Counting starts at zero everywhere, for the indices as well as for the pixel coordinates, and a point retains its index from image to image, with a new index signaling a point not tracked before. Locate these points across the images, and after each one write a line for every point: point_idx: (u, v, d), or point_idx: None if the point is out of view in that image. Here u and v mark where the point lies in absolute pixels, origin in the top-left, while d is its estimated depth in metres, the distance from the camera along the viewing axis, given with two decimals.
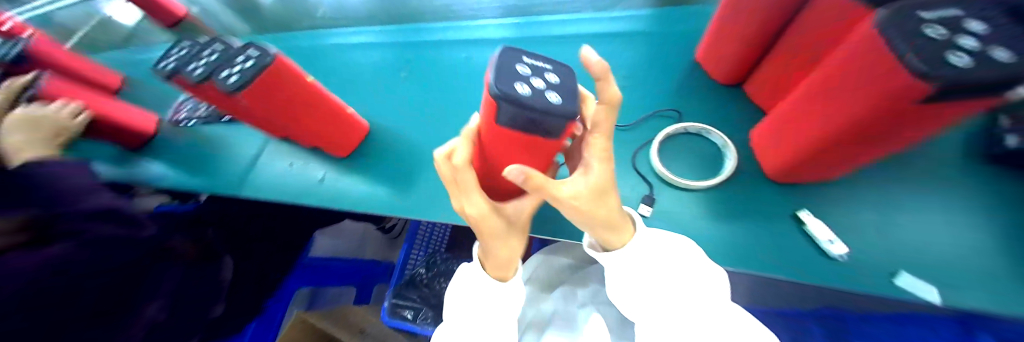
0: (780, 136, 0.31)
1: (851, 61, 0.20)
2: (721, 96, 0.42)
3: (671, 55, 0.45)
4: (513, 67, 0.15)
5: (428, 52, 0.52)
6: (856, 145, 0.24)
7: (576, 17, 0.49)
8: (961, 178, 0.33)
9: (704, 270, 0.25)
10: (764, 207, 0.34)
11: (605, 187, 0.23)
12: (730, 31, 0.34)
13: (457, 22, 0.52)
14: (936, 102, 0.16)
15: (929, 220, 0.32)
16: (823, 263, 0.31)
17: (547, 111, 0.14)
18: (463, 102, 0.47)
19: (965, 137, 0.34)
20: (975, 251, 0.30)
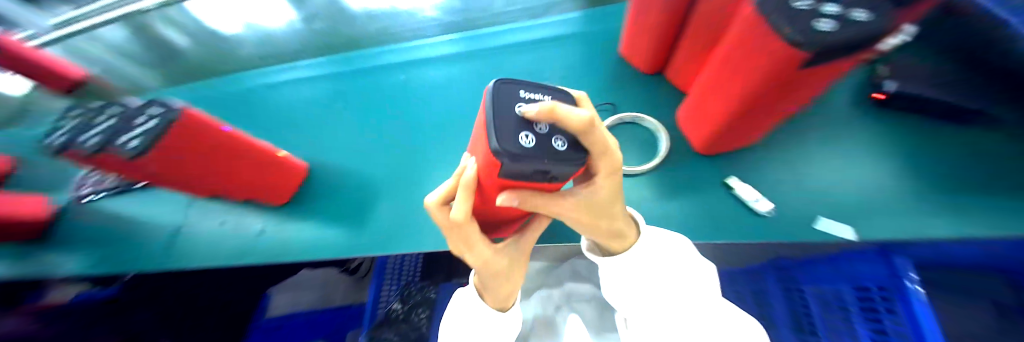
0: (699, 114, 0.35)
1: (744, 40, 0.24)
2: (646, 84, 0.46)
3: (599, 53, 0.49)
4: (510, 116, 0.14)
5: (371, 79, 0.51)
6: (758, 110, 0.28)
7: (512, 27, 0.52)
8: (844, 124, 0.40)
9: (696, 268, 0.26)
10: (698, 180, 0.39)
11: (608, 209, 0.22)
12: (642, 28, 0.39)
13: (398, 44, 0.52)
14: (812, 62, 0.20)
15: (824, 165, 0.38)
16: (752, 218, 0.36)
17: (553, 161, 0.14)
18: (414, 122, 0.46)
19: (841, 92, 0.41)
20: (861, 184, 0.36)
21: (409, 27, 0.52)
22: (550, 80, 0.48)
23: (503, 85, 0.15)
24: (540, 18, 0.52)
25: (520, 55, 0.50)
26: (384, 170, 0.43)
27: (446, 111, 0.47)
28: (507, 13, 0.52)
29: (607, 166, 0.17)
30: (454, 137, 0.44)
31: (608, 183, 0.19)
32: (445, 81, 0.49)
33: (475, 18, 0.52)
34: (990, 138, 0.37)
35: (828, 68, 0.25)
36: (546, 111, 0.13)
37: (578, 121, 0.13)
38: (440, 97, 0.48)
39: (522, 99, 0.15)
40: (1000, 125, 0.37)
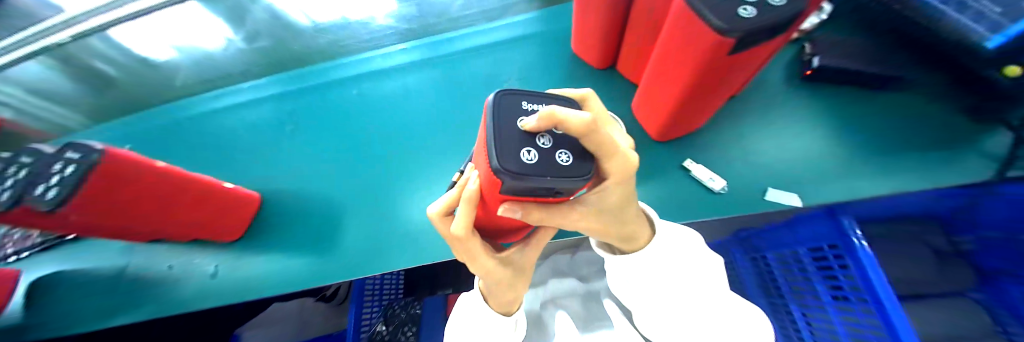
0: (653, 99, 0.39)
1: (685, 23, 0.27)
2: (601, 80, 0.48)
3: (554, 52, 0.50)
4: (509, 129, 0.13)
5: (332, 94, 0.50)
6: (705, 85, 0.31)
7: (470, 31, 0.51)
8: (787, 98, 0.42)
9: (704, 261, 0.26)
10: (657, 165, 0.41)
11: (619, 210, 0.21)
12: (592, 24, 0.41)
13: (357, 58, 0.51)
14: (741, 39, 0.24)
15: (769, 139, 0.40)
16: (708, 196, 0.37)
17: (560, 176, 0.13)
18: (381, 134, 0.45)
19: (779, 68, 0.44)
20: (806, 153, 0.39)
21: (363, 40, 0.49)
22: (509, 82, 0.48)
23: (506, 97, 0.14)
24: (499, 19, 0.51)
25: (481, 59, 0.50)
26: (352, 186, 0.42)
27: (412, 120, 0.46)
28: (465, 17, 0.49)
29: (618, 170, 0.15)
30: (421, 146, 0.44)
31: (620, 189, 0.18)
32: (409, 89, 0.49)
33: (433, 25, 0.49)
34: (908, 100, 0.41)
35: (756, 49, 0.28)
36: (546, 116, 0.11)
37: (579, 124, 0.11)
38: (404, 107, 0.47)
39: (525, 110, 0.14)
40: (917, 88, 0.40)
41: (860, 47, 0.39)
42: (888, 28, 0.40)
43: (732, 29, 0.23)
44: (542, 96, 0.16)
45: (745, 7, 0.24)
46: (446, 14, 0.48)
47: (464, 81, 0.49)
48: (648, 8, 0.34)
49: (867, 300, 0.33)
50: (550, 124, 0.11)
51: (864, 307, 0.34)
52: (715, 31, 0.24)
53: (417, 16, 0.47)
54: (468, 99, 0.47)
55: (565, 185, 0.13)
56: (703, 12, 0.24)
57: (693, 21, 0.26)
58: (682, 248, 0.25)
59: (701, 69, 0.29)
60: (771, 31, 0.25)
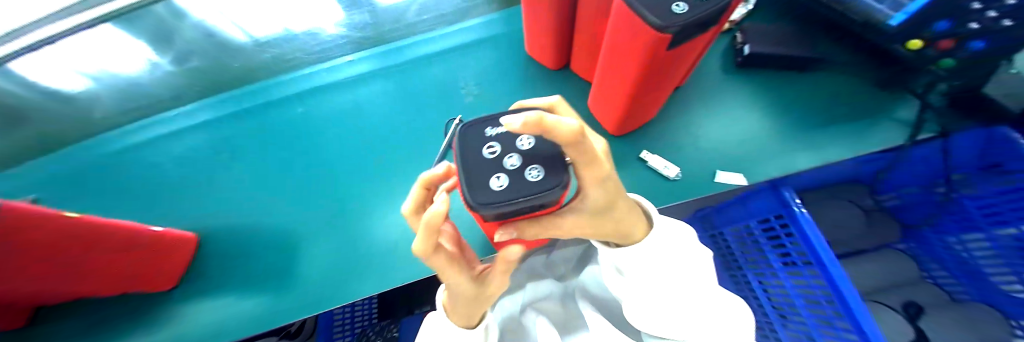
0: (606, 96, 0.40)
1: (625, 20, 0.28)
2: (556, 80, 0.49)
3: (508, 54, 0.50)
4: (481, 164, 0.16)
5: (279, 114, 0.46)
6: (651, 77, 0.32)
7: (425, 36, 0.50)
8: (725, 85, 0.45)
9: (699, 255, 0.28)
10: (617, 159, 0.42)
11: (607, 211, 0.22)
12: (541, 25, 0.41)
13: (304, 72, 0.48)
14: (676, 35, 0.25)
15: (714, 124, 0.43)
16: (666, 184, 0.40)
17: (536, 191, 0.15)
18: (339, 153, 0.43)
19: (719, 57, 0.47)
20: (748, 136, 0.42)
21: (309, 50, 0.46)
22: (465, 88, 0.48)
23: (471, 132, 0.18)
24: (453, 23, 0.50)
25: (438, 65, 0.49)
26: (311, 211, 0.39)
27: (370, 135, 0.44)
28: (420, 22, 0.48)
29: (591, 173, 0.18)
30: (383, 162, 0.42)
31: (601, 190, 0.20)
32: (364, 102, 0.46)
33: (390, 30, 0.47)
34: (833, 80, 0.44)
35: (693, 40, 0.29)
36: (528, 125, 0.10)
37: (567, 129, 0.12)
38: (358, 123, 0.45)
39: (490, 137, 0.17)
40: (837, 65, 0.45)
41: (783, 35, 0.44)
42: (808, 16, 0.44)
43: (669, 26, 0.24)
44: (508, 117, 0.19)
45: (678, 3, 0.25)
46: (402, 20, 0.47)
47: (422, 90, 0.47)
48: (591, 8, 0.35)
49: (811, 263, 0.38)
50: (536, 131, 0.11)
51: (809, 270, 0.38)
52: (653, 28, 0.24)
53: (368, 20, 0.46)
54: (428, 108, 0.46)
55: (545, 199, 0.15)
56: (640, 9, 0.25)
57: (631, 19, 0.27)
58: (676, 241, 0.26)
59: (644, 64, 0.29)
60: (700, 24, 0.26)
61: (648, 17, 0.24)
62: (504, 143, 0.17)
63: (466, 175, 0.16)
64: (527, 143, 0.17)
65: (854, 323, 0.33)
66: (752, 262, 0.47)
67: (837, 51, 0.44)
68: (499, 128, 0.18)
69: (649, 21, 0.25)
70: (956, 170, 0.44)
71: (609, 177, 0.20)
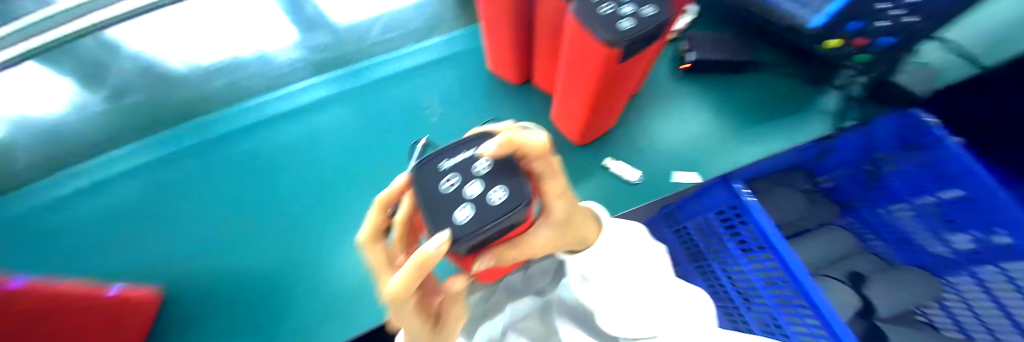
0: (568, 109, 0.42)
1: (578, 35, 0.29)
2: (520, 93, 0.51)
3: (471, 71, 0.51)
4: (441, 200, 0.16)
5: (235, 146, 0.43)
6: (608, 88, 0.34)
7: (388, 56, 0.49)
8: (672, 91, 0.50)
9: (650, 250, 0.32)
10: (583, 168, 0.46)
11: (571, 220, 0.23)
12: (501, 39, 0.42)
13: (254, 102, 0.44)
14: (626, 48, 0.27)
15: (666, 128, 0.48)
16: (626, 187, 0.44)
17: (504, 212, 0.15)
18: (307, 183, 0.42)
19: (665, 65, 0.51)
20: (692, 138, 0.47)
21: (267, 76, 0.44)
22: (430, 107, 0.48)
23: (426, 169, 0.18)
24: (417, 42, 0.51)
25: (405, 86, 0.49)
26: (284, 247, 0.39)
27: (338, 162, 0.43)
28: (386, 43, 0.49)
29: (556, 187, 0.20)
30: (357, 190, 0.42)
31: (563, 202, 0.21)
32: (327, 130, 0.45)
33: (356, 51, 0.48)
34: (765, 81, 0.50)
35: (642, 53, 0.32)
36: (501, 145, 0.15)
37: (532, 144, 0.15)
38: (323, 151, 0.44)
39: (448, 169, 0.18)
40: (768, 66, 0.50)
41: (720, 42, 0.49)
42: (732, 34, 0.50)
43: (617, 40, 0.26)
44: (464, 147, 0.19)
45: (625, 19, 0.27)
46: (365, 40, 0.48)
47: (387, 111, 0.47)
48: (549, 25, 0.37)
49: (764, 246, 0.41)
50: (509, 149, 0.15)
51: (764, 253, 0.41)
52: (604, 42, 0.26)
53: (324, 43, 0.46)
54: (397, 131, 0.46)
55: (514, 218, 0.15)
56: (591, 26, 0.27)
57: (582, 36, 0.29)
58: (630, 240, 0.30)
59: (600, 76, 0.31)
60: (646, 38, 0.28)
61: (601, 33, 0.26)
62: (463, 172, 0.17)
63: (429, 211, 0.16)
64: (486, 166, 0.17)
65: (808, 296, 0.36)
66: (713, 251, 0.50)
67: (762, 54, 0.50)
68: (453, 159, 0.18)
69: (602, 37, 0.26)
70: (877, 150, 0.43)
71: (568, 191, 0.21)
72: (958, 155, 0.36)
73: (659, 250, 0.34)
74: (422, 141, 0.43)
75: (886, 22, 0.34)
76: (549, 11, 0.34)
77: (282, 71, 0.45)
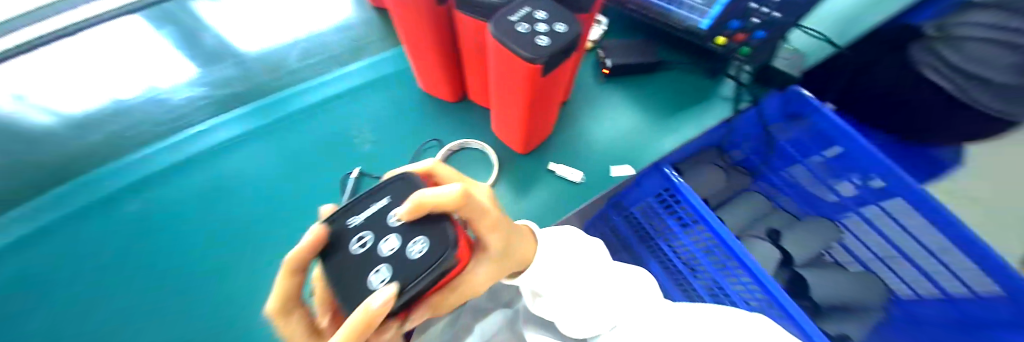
0: (507, 122, 0.43)
1: (499, 51, 0.30)
2: (458, 110, 0.51)
3: (403, 93, 0.50)
4: (356, 264, 0.16)
5: (126, 213, 0.35)
6: (540, 96, 0.34)
7: (308, 85, 0.46)
8: (597, 94, 0.54)
9: (589, 248, 0.35)
10: (529, 176, 0.47)
11: (508, 250, 0.25)
12: (428, 58, 0.42)
13: (145, 152, 0.37)
14: (546, 62, 0.27)
15: (598, 127, 0.51)
16: (573, 188, 0.46)
17: (427, 264, 0.15)
18: (217, 239, 0.35)
19: (587, 73, 0.56)
20: (622, 132, 0.51)
21: (165, 118, 0.40)
22: (361, 135, 0.45)
23: (335, 233, 0.17)
24: (341, 66, 0.49)
25: (331, 114, 0.45)
26: (186, 323, 0.31)
27: (252, 207, 0.37)
28: (305, 67, 0.47)
29: (485, 220, 0.20)
30: (284, 235, 0.36)
31: (499, 234, 0.22)
32: (241, 173, 0.39)
33: (273, 78, 0.45)
34: (678, 76, 0.56)
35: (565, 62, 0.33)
36: (414, 208, 0.16)
37: (443, 196, 0.15)
38: (233, 196, 0.38)
39: (358, 228, 0.17)
40: (676, 63, 0.56)
41: (630, 47, 0.55)
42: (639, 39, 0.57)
43: (537, 57, 0.26)
44: (372, 198, 0.19)
45: (541, 36, 0.28)
46: (282, 67, 0.47)
47: (311, 143, 0.43)
48: (472, 42, 0.37)
49: (698, 220, 0.44)
50: (423, 212, 0.16)
51: (698, 226, 0.45)
52: (525, 59, 0.27)
53: (238, 75, 0.45)
54: (326, 164, 0.42)
55: (445, 265, 0.15)
56: (511, 45, 0.27)
57: (506, 54, 0.29)
58: (566, 245, 0.33)
59: (528, 87, 0.32)
60: (564, 52, 0.29)
61: (519, 51, 0.27)
62: (377, 228, 0.17)
63: (347, 277, 0.15)
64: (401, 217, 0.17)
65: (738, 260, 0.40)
66: (658, 231, 0.54)
67: (665, 54, 0.57)
68: (360, 216, 0.18)
69: (521, 54, 0.27)
70: (771, 121, 0.48)
71: (503, 223, 0.22)
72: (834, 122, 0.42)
73: (597, 246, 0.37)
74: (354, 172, 0.40)
75: (757, 19, 0.43)
76: (468, 29, 0.35)
77: (183, 105, 0.41)
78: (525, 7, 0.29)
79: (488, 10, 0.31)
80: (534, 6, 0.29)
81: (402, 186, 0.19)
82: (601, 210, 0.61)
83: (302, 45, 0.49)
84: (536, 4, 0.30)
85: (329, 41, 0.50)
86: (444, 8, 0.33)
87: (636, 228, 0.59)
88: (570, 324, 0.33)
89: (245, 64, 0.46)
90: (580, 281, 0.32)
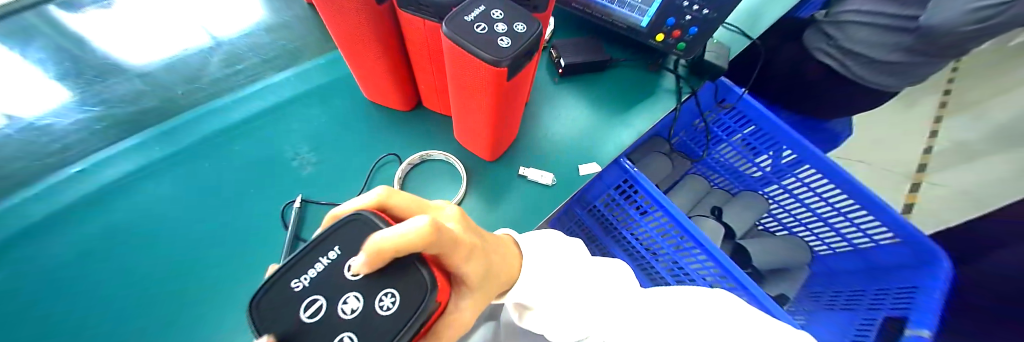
0: (472, 130, 0.40)
1: (455, 53, 0.27)
2: (415, 119, 0.46)
3: (347, 104, 0.44)
4: (314, 334, 0.15)
5: (13, 270, 0.30)
6: (504, 101, 0.32)
7: (231, 99, 0.40)
8: (556, 93, 0.54)
9: (570, 249, 0.33)
10: (500, 182, 0.44)
11: (490, 274, 0.23)
12: (372, 66, 0.37)
13: (27, 194, 0.31)
14: (510, 64, 0.25)
15: (561, 125, 0.51)
16: (545, 191, 0.44)
17: (404, 316, 0.15)
18: (135, 288, 0.31)
19: (545, 73, 0.56)
20: (580, 128, 0.51)
21: (53, 148, 0.34)
22: (301, 157, 0.40)
23: (280, 299, 0.16)
24: (278, 71, 0.44)
25: (264, 132, 0.40)
26: None
27: (178, 248, 0.33)
28: (229, 75, 0.42)
29: (462, 254, 0.18)
30: (216, 277, 0.32)
31: (476, 263, 0.20)
32: (157, 211, 0.34)
33: (190, 91, 0.40)
34: (626, 73, 0.57)
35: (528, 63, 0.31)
36: (375, 251, 0.13)
37: (416, 235, 0.13)
38: (152, 241, 0.33)
39: (306, 291, 0.16)
40: (625, 59, 0.59)
41: (581, 45, 0.56)
42: (588, 37, 0.58)
43: (500, 59, 0.24)
44: (317, 254, 0.17)
45: (502, 37, 0.25)
46: (201, 77, 0.41)
47: (239, 169, 0.38)
48: (423, 45, 0.34)
49: (656, 207, 0.49)
50: (393, 255, 0.13)
51: (655, 211, 0.50)
52: (489, 63, 0.25)
53: (145, 89, 0.39)
54: (259, 193, 0.37)
55: (427, 310, 0.15)
56: (471, 47, 0.25)
57: (465, 57, 0.27)
58: (548, 250, 0.31)
59: (491, 91, 0.29)
60: (527, 54, 0.27)
61: (478, 52, 0.25)
62: (333, 290, 0.16)
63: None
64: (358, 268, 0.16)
65: (694, 240, 0.46)
66: (620, 221, 0.56)
67: (612, 51, 0.60)
68: (307, 276, 0.16)
69: (482, 56, 0.25)
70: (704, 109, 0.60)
71: (480, 249, 0.20)
72: (751, 104, 0.55)
73: (577, 244, 0.35)
74: (295, 200, 0.36)
75: (689, 16, 0.46)
76: (418, 29, 0.31)
77: (77, 130, 0.36)
78: (480, 5, 0.27)
79: (437, 10, 0.28)
80: (487, 5, 0.27)
81: (351, 230, 0.18)
82: (566, 207, 0.63)
83: (224, 50, 0.44)
84: (491, 2, 0.27)
85: (262, 45, 0.45)
86: (385, 7, 0.29)
87: (600, 219, 0.60)
88: (556, 330, 0.33)
89: (148, 75, 0.40)
90: (568, 291, 0.31)
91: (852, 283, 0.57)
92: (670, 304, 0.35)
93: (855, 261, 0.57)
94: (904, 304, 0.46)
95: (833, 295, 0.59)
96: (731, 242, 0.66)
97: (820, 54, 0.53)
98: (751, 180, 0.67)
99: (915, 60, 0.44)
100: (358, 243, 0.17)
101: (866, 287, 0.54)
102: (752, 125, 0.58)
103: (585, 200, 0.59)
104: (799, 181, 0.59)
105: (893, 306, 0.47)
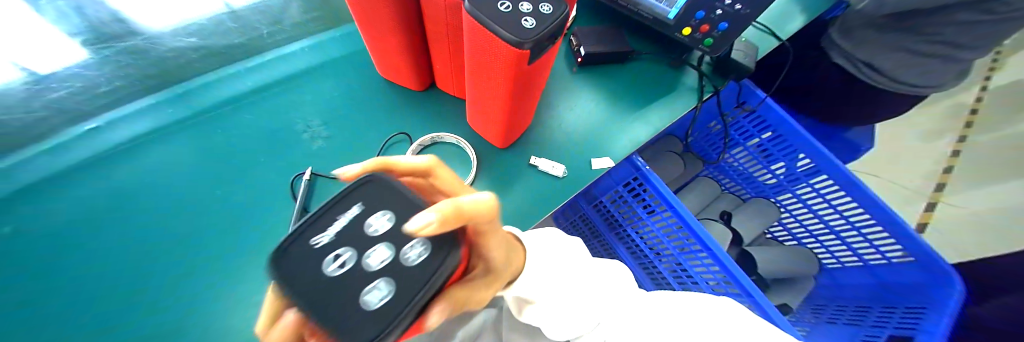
0: (485, 113, 0.38)
1: (475, 32, 0.26)
2: (430, 99, 0.45)
3: (369, 77, 0.44)
4: (341, 288, 0.13)
5: (61, 204, 0.31)
6: (520, 88, 0.31)
7: (253, 62, 0.39)
8: (574, 82, 0.52)
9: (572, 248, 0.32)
10: (511, 168, 0.43)
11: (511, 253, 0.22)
12: (384, 43, 0.36)
13: (72, 134, 0.31)
14: (529, 47, 0.23)
15: (574, 114, 0.49)
16: (555, 183, 0.43)
17: (436, 266, 0.13)
18: (165, 240, 0.32)
19: (565, 62, 0.54)
20: (595, 121, 0.49)
21: (147, 74, 0.34)
22: (314, 128, 0.39)
23: (297, 255, 0.14)
24: (326, 28, 0.43)
25: (287, 97, 0.40)
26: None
27: (199, 206, 0.34)
28: (308, 21, 0.42)
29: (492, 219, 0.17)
30: (227, 246, 0.32)
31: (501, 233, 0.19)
32: (183, 171, 0.34)
33: (274, 32, 0.40)
34: (648, 67, 0.54)
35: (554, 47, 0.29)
36: (449, 218, 0.12)
37: (475, 203, 0.13)
38: (173, 197, 0.33)
39: (328, 247, 0.14)
40: (654, 52, 0.55)
41: (602, 34, 0.53)
42: (610, 26, 0.56)
43: (523, 41, 0.23)
44: (336, 211, 0.16)
45: (526, 18, 0.23)
46: (282, 20, 0.41)
47: (258, 135, 0.38)
48: (442, 23, 0.32)
49: (665, 208, 0.47)
50: (462, 224, 0.13)
51: (663, 211, 0.48)
52: (509, 43, 0.23)
53: (231, 28, 0.38)
54: (271, 162, 0.37)
55: (456, 262, 0.14)
56: (490, 25, 0.23)
57: (487, 37, 0.25)
58: (554, 248, 0.31)
59: (510, 76, 0.28)
60: (551, 38, 0.25)
61: (500, 32, 0.23)
62: (357, 245, 0.15)
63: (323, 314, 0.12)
64: (381, 225, 0.15)
65: (702, 243, 0.45)
66: (626, 218, 0.55)
67: (634, 42, 0.57)
68: (328, 233, 0.15)
69: (506, 37, 0.23)
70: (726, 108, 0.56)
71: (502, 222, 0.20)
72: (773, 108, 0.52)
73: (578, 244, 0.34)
74: (305, 173, 0.36)
75: (721, 10, 0.42)
76: (440, 6, 0.29)
77: (173, 56, 0.36)
78: None
79: None
80: None
81: (371, 191, 0.16)
82: (571, 199, 0.62)
83: None
84: None
85: None
86: None
87: (605, 216, 0.60)
88: (556, 331, 0.31)
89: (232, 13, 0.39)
90: (572, 287, 0.29)
91: (857, 299, 0.55)
92: (671, 309, 0.32)
93: (864, 276, 0.55)
94: (910, 325, 0.43)
95: (838, 309, 0.57)
96: (736, 248, 0.64)
97: (832, 50, 0.54)
98: (765, 187, 0.65)
99: (885, 58, 0.49)
100: (380, 201, 0.16)
101: (872, 304, 0.52)
102: (771, 131, 0.55)
103: (590, 194, 0.58)
104: (810, 187, 0.56)
105: (899, 324, 0.45)
